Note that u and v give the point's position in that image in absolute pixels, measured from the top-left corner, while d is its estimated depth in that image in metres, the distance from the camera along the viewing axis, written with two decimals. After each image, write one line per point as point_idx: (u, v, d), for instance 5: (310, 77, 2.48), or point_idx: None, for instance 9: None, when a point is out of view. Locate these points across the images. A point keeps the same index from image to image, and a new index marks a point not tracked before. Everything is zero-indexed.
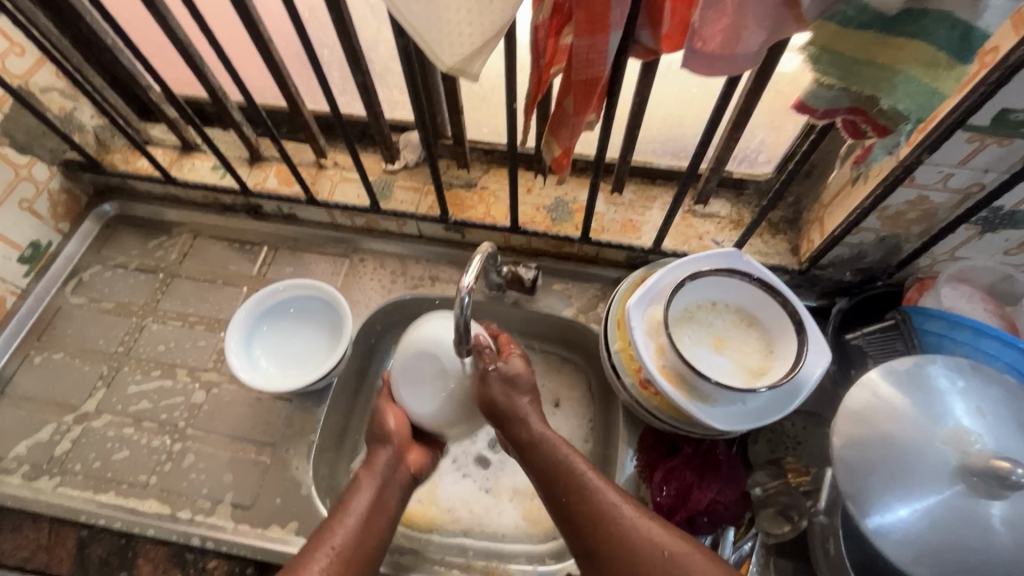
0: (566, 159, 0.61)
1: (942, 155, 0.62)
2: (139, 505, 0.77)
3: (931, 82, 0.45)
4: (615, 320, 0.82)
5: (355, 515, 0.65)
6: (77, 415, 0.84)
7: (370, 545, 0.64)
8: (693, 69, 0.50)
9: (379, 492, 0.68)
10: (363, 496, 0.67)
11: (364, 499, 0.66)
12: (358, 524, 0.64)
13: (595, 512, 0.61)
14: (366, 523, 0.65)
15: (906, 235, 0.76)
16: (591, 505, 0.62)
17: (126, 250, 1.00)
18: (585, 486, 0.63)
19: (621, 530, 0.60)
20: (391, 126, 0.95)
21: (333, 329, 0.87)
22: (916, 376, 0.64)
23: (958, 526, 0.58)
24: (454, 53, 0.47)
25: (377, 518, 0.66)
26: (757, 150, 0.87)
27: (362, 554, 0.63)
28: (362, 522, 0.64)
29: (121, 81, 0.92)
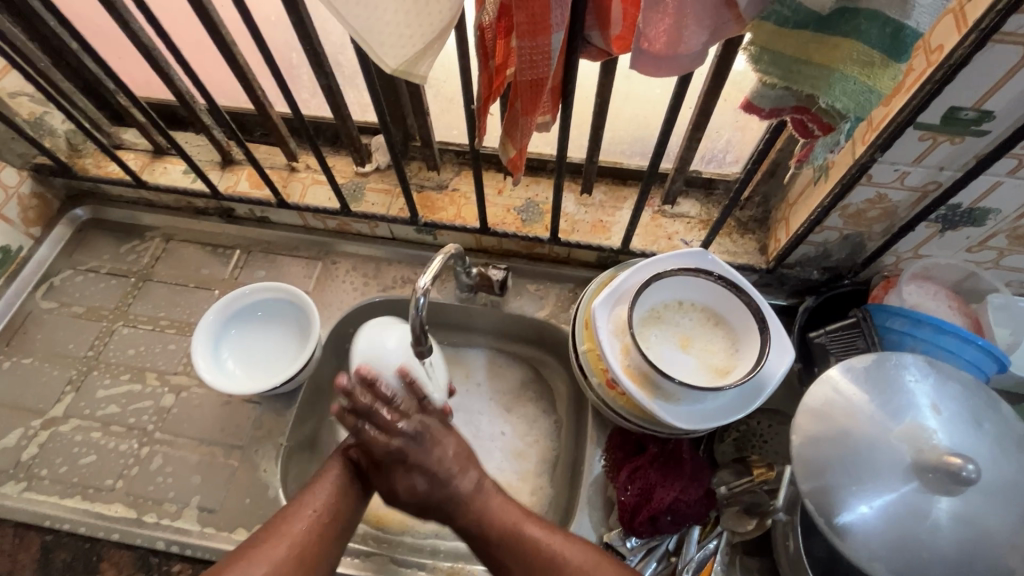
0: (521, 160, 0.61)
1: (896, 153, 0.63)
2: (105, 510, 0.77)
3: (867, 80, 0.45)
4: (583, 320, 0.82)
5: (332, 480, 0.67)
6: (45, 420, 0.84)
7: (349, 509, 0.66)
8: (641, 69, 0.50)
9: (358, 464, 0.70)
10: (337, 469, 0.68)
11: (340, 472, 0.68)
12: (335, 491, 0.66)
13: (518, 540, 0.63)
14: (344, 491, 0.67)
15: (869, 233, 0.76)
16: (516, 541, 0.63)
17: (99, 254, 1.00)
18: (529, 538, 0.63)
19: (550, 554, 0.62)
20: (361, 128, 0.95)
21: (302, 332, 0.87)
22: (875, 372, 0.64)
23: (913, 524, 0.59)
24: (396, 55, 0.48)
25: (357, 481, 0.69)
26: (725, 150, 0.88)
27: (338, 518, 0.65)
28: (337, 489, 0.66)
29: (91, 86, 0.92)
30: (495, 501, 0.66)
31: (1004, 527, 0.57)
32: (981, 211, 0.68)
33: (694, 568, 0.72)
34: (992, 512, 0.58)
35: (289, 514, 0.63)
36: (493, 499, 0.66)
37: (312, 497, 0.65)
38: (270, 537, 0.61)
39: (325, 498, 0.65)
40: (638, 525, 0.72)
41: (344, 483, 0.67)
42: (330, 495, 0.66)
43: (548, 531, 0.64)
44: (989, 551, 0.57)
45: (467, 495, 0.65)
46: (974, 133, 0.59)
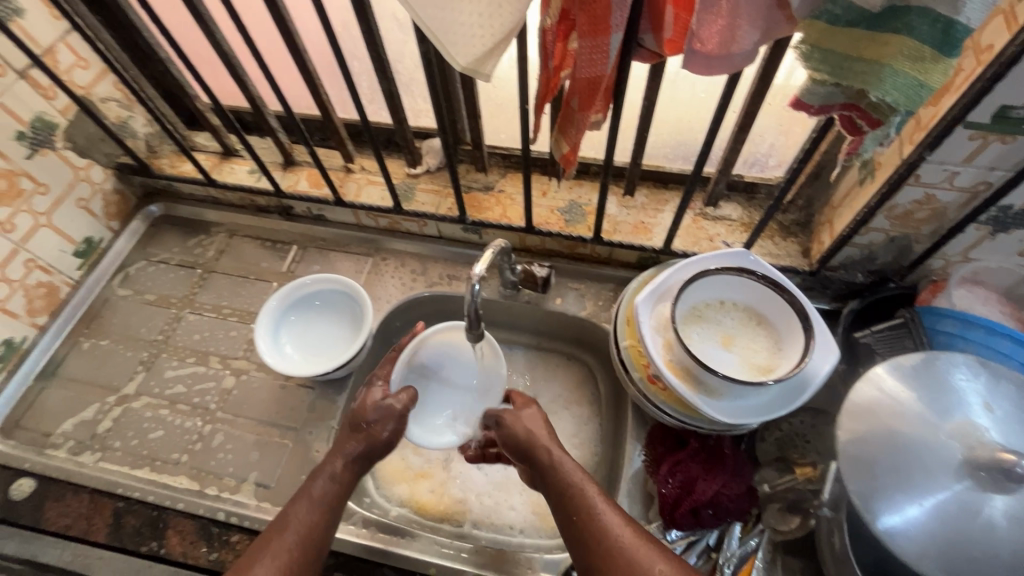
0: (574, 156, 0.64)
1: (945, 153, 0.64)
2: (171, 481, 0.82)
3: (919, 75, 0.47)
4: (625, 316, 0.84)
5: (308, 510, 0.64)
6: (118, 397, 0.91)
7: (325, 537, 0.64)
8: (693, 68, 0.53)
9: (340, 481, 0.67)
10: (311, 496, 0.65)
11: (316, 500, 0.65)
12: (313, 521, 0.63)
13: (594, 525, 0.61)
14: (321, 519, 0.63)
15: (917, 235, 0.76)
16: (597, 527, 0.60)
17: (169, 247, 1.07)
18: (576, 490, 0.64)
19: (617, 540, 0.59)
20: (415, 132, 1.00)
21: (354, 321, 0.91)
22: (924, 371, 0.64)
23: (965, 522, 0.58)
24: (467, 54, 0.52)
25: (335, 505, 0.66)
26: (768, 154, 0.89)
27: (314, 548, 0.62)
28: (313, 522, 0.63)
29: (171, 92, 1.01)
30: (592, 490, 0.64)
31: None
32: None
33: (735, 563, 0.72)
34: None
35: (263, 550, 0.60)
36: (585, 479, 0.65)
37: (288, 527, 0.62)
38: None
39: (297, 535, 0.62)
40: (680, 517, 0.73)
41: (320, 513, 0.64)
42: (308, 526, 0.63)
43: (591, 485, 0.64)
44: None
45: (573, 475, 0.66)
46: None
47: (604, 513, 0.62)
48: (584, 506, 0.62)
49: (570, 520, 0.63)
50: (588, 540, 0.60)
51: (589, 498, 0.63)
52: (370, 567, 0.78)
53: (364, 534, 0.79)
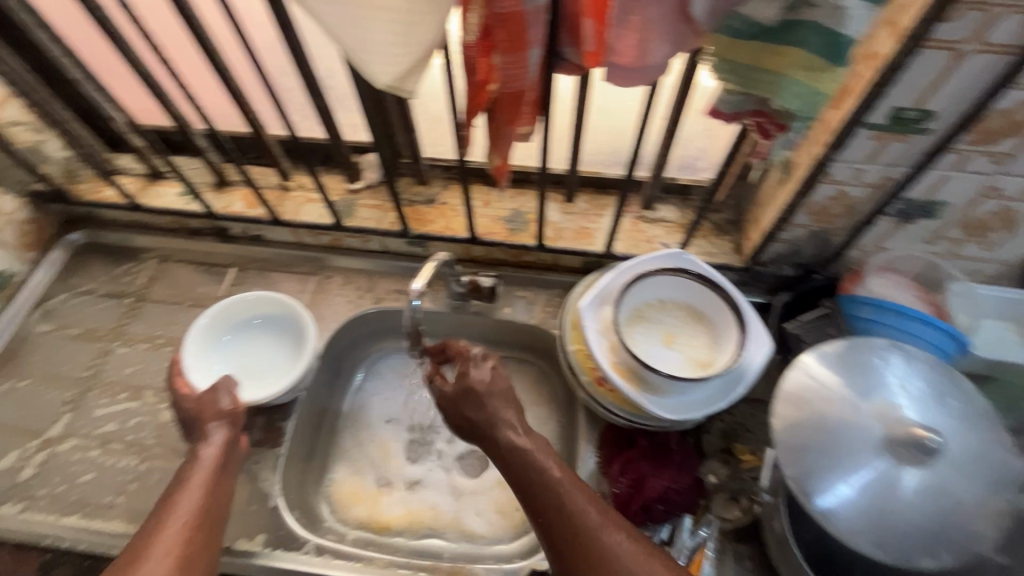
0: (506, 167, 0.65)
1: (851, 152, 0.68)
2: (104, 526, 0.77)
3: (813, 83, 0.50)
4: (571, 321, 0.85)
5: (200, 479, 0.66)
6: (42, 441, 0.85)
7: (219, 509, 0.65)
8: (615, 81, 0.55)
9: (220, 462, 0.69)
10: (197, 474, 0.66)
11: (202, 479, 0.66)
12: (199, 491, 0.65)
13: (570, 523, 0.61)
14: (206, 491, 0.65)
15: (835, 228, 0.81)
16: (575, 525, 0.60)
17: (94, 276, 1.01)
18: (550, 480, 0.63)
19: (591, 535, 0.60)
20: (352, 147, 0.99)
21: (291, 347, 0.87)
22: (846, 357, 0.68)
23: (890, 497, 0.62)
24: (387, 73, 0.53)
25: (223, 481, 0.68)
26: (698, 157, 0.93)
27: (210, 512, 0.64)
28: (201, 492, 0.65)
29: (88, 114, 0.95)
30: (561, 477, 0.63)
31: (972, 494, 0.61)
32: (934, 204, 0.74)
33: (687, 555, 0.73)
34: (960, 481, 0.62)
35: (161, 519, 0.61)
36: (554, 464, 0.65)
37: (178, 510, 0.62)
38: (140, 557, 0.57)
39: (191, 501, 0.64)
40: (632, 514, 0.75)
41: (210, 485, 0.66)
42: (200, 492, 0.65)
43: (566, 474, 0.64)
44: (960, 517, 0.61)
45: (542, 464, 0.64)
46: (919, 130, 0.64)
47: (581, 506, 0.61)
48: (560, 503, 0.61)
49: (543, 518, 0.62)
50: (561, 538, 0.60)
51: (561, 488, 0.62)
52: None
53: (317, 562, 0.76)
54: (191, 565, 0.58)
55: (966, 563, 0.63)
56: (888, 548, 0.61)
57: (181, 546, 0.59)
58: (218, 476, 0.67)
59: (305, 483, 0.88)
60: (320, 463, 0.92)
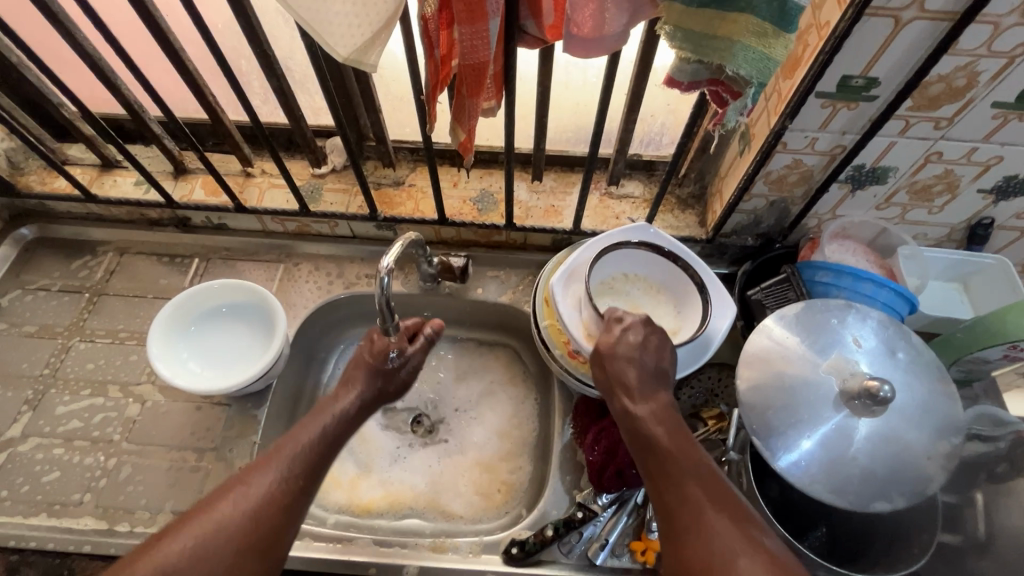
0: (471, 142, 0.65)
1: (804, 121, 0.71)
2: (73, 524, 0.76)
3: (765, 49, 0.52)
4: (542, 297, 0.86)
5: (307, 437, 0.64)
6: (1, 442, 0.82)
7: (318, 468, 0.63)
8: (573, 52, 0.55)
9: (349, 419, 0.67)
10: (313, 425, 0.65)
11: (319, 424, 0.65)
12: (311, 446, 0.63)
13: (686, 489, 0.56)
14: (324, 444, 0.64)
15: (792, 197, 0.84)
16: (678, 492, 0.56)
17: (48, 272, 0.97)
18: (653, 439, 0.60)
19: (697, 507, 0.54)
20: (316, 131, 0.97)
21: (265, 332, 0.86)
22: (804, 318, 0.72)
23: (846, 447, 0.65)
24: (347, 44, 0.51)
25: (338, 430, 0.66)
26: (661, 133, 0.95)
27: (310, 476, 0.61)
28: (312, 448, 0.63)
29: (33, 102, 0.91)
30: (665, 437, 0.60)
31: (920, 440, 0.65)
32: (883, 170, 0.77)
33: None
34: (909, 428, 0.66)
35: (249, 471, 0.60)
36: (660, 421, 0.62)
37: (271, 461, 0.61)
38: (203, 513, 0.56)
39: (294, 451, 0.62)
40: (607, 480, 0.76)
41: (325, 437, 0.64)
42: (304, 453, 0.62)
43: (672, 433, 0.60)
44: (910, 462, 0.65)
45: (652, 425, 0.61)
46: (866, 98, 0.67)
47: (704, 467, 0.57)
48: (661, 463, 0.58)
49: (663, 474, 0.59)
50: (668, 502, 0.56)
51: (663, 448, 0.59)
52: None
53: (299, 546, 0.76)
54: (285, 509, 0.58)
55: (917, 505, 0.67)
56: (847, 495, 0.65)
57: (265, 497, 0.58)
58: (335, 425, 0.66)
59: None
60: None
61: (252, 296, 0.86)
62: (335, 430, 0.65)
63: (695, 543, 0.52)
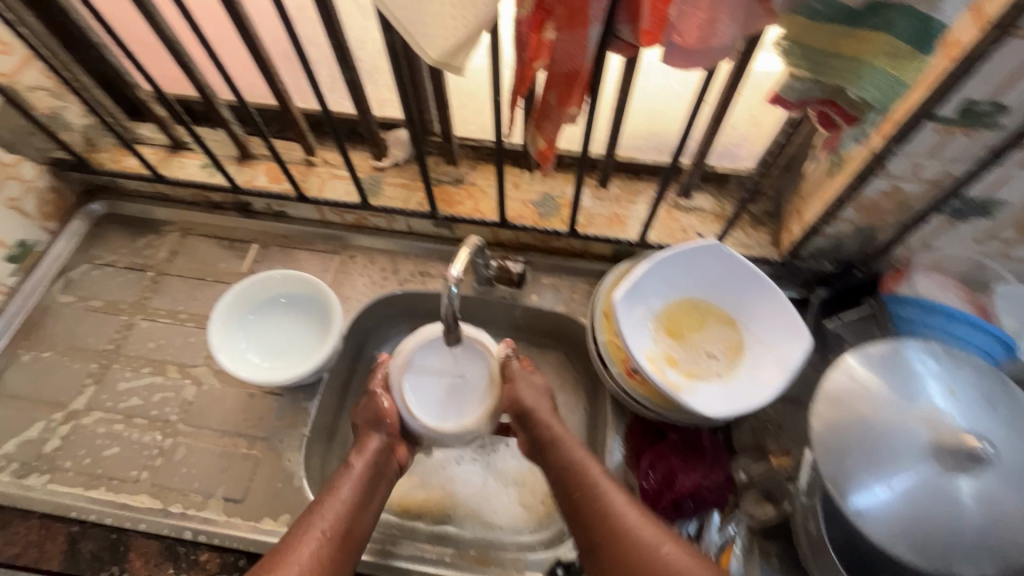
0: (551, 151, 0.62)
1: (912, 146, 0.65)
2: (130, 500, 0.78)
3: (895, 72, 0.47)
4: (601, 311, 0.83)
5: (340, 499, 0.67)
6: (66, 413, 0.84)
7: (359, 528, 0.66)
8: (672, 61, 0.52)
9: (371, 488, 0.70)
10: (346, 487, 0.68)
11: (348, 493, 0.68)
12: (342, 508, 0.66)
13: (601, 505, 0.64)
14: (354, 508, 0.67)
15: (882, 225, 0.78)
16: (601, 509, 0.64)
17: (115, 248, 1.00)
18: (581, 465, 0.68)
19: (644, 538, 0.60)
20: (380, 123, 0.96)
21: (320, 325, 0.86)
22: (891, 359, 0.66)
23: (932, 504, 0.60)
24: (438, 47, 0.49)
25: (366, 501, 0.69)
26: (739, 145, 0.89)
27: (348, 538, 0.64)
28: (349, 514, 0.66)
29: (110, 80, 0.93)
30: (593, 466, 0.68)
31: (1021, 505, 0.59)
32: (992, 203, 0.70)
33: (715, 552, 0.72)
34: (1009, 491, 0.60)
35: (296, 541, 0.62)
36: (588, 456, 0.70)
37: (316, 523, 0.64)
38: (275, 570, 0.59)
39: (334, 520, 0.64)
40: (661, 509, 0.74)
41: (356, 497, 0.68)
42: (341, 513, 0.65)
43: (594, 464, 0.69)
44: (1005, 528, 0.60)
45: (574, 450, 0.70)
46: (988, 126, 0.61)
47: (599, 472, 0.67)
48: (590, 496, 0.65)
49: (570, 492, 0.67)
50: (591, 512, 0.64)
51: (597, 491, 0.65)
52: None
53: None
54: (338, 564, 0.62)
55: None
56: (928, 555, 0.60)
57: (320, 545, 0.62)
58: (365, 489, 0.69)
59: (327, 464, 0.88)
60: (342, 443, 0.91)
61: (310, 287, 0.85)
62: (365, 500, 0.69)
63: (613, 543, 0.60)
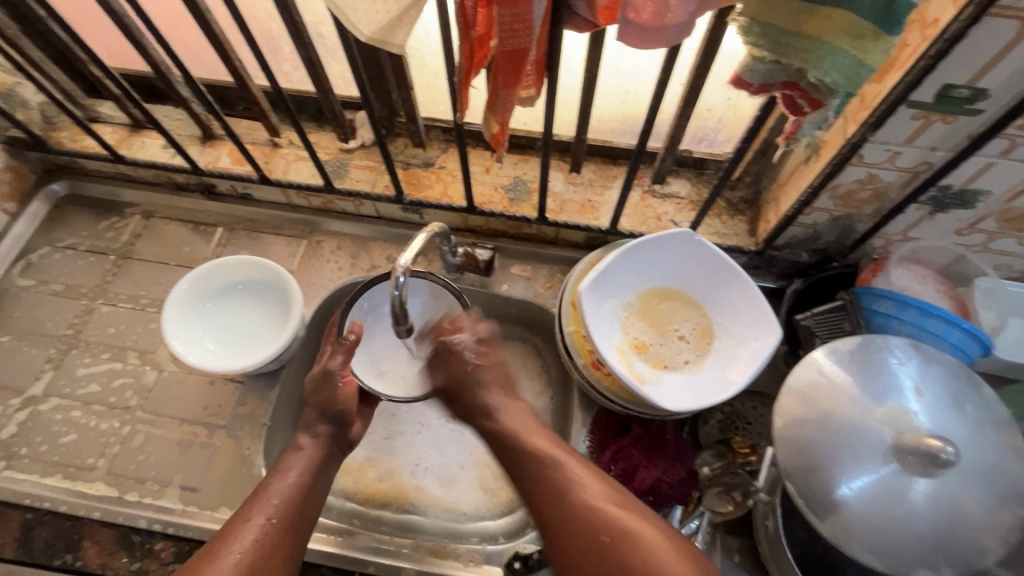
0: (504, 136, 0.59)
1: (889, 132, 0.61)
2: (86, 488, 0.77)
3: (858, 54, 0.44)
4: (569, 300, 0.81)
5: (286, 483, 0.63)
6: (23, 399, 0.83)
7: (303, 511, 0.62)
8: (628, 41, 0.49)
9: (319, 456, 0.67)
10: (294, 466, 0.65)
11: (296, 472, 0.65)
12: (292, 492, 0.63)
13: (519, 447, 0.65)
14: (298, 492, 0.63)
15: (859, 215, 0.75)
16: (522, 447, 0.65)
17: (77, 230, 0.97)
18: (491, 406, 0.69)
19: (562, 473, 0.61)
20: (345, 103, 0.92)
21: (282, 312, 0.84)
22: (859, 355, 0.64)
23: (891, 505, 0.59)
24: (371, 22, 0.45)
25: (314, 484, 0.65)
26: (716, 130, 0.85)
27: (300, 518, 0.61)
28: (295, 491, 0.63)
29: (64, 56, 0.89)
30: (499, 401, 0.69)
31: (980, 507, 0.58)
32: (972, 193, 0.67)
33: None
34: (968, 492, 0.58)
35: (247, 515, 0.60)
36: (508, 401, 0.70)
37: (265, 504, 0.61)
38: (222, 553, 0.56)
39: (281, 500, 0.61)
40: None
41: (304, 481, 0.64)
42: (284, 499, 0.62)
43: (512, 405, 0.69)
44: (964, 530, 0.58)
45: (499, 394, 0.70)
46: (967, 111, 0.57)
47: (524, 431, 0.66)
48: (511, 438, 0.66)
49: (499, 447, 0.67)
50: (513, 451, 0.65)
51: (514, 430, 0.67)
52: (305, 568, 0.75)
53: None
54: (277, 544, 0.58)
55: None
56: (884, 557, 0.59)
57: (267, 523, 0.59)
58: (309, 479, 0.65)
59: None
60: None
61: (269, 270, 0.83)
62: (314, 485, 0.65)
63: (546, 484, 0.61)
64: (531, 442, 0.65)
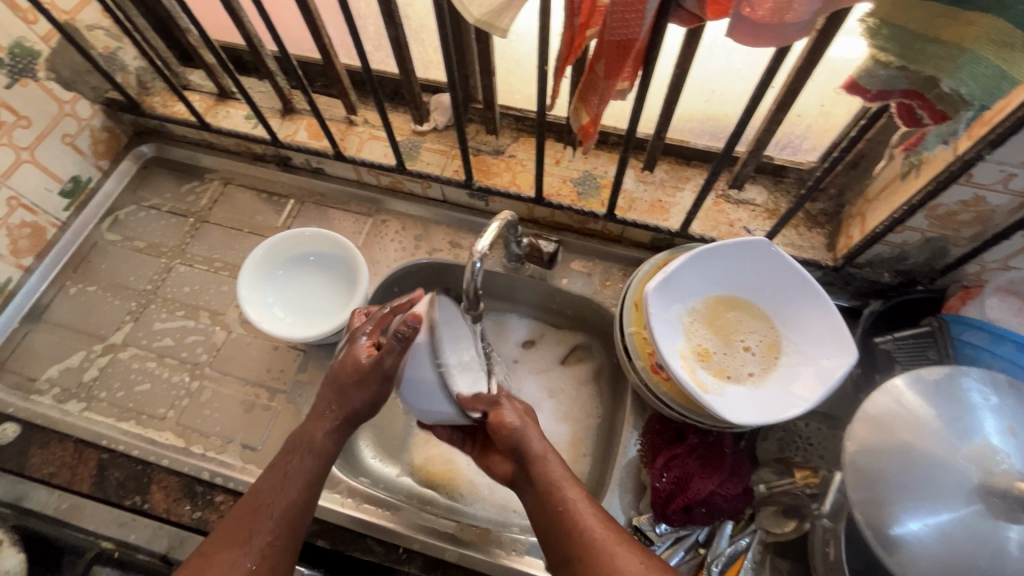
0: (594, 128, 0.58)
1: (1006, 152, 0.57)
2: (156, 436, 0.81)
3: (1002, 64, 0.41)
4: (632, 302, 0.79)
5: (284, 493, 0.62)
6: (104, 345, 0.89)
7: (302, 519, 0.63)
8: (738, 37, 0.46)
9: (318, 461, 0.66)
10: (290, 473, 0.64)
11: (293, 484, 0.63)
12: (289, 502, 0.62)
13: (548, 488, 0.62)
14: (298, 503, 0.63)
15: (955, 238, 0.71)
16: (545, 481, 0.62)
17: (161, 192, 1.02)
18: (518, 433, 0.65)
19: (585, 523, 0.58)
20: (424, 85, 0.93)
21: (347, 286, 0.87)
22: (944, 387, 0.61)
23: (974, 549, 0.55)
24: (482, 4, 0.45)
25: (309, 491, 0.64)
26: (803, 137, 0.81)
27: (297, 526, 0.62)
28: (293, 499, 0.63)
29: (163, 23, 0.93)
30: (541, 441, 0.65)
31: None
32: None
33: (723, 562, 0.71)
34: None
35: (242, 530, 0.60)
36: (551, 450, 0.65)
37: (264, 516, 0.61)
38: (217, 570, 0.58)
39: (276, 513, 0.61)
40: (671, 513, 0.72)
41: (301, 491, 0.63)
42: (282, 513, 0.62)
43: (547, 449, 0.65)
44: None
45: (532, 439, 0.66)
46: None
47: (549, 462, 0.64)
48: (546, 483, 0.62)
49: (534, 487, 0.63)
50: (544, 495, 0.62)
51: (552, 481, 0.62)
52: (353, 537, 0.77)
53: (348, 504, 0.78)
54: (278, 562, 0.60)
55: None
56: None
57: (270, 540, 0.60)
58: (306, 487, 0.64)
59: None
60: None
61: (338, 244, 0.85)
62: (309, 495, 0.64)
63: (564, 534, 0.58)
64: (557, 485, 0.61)
